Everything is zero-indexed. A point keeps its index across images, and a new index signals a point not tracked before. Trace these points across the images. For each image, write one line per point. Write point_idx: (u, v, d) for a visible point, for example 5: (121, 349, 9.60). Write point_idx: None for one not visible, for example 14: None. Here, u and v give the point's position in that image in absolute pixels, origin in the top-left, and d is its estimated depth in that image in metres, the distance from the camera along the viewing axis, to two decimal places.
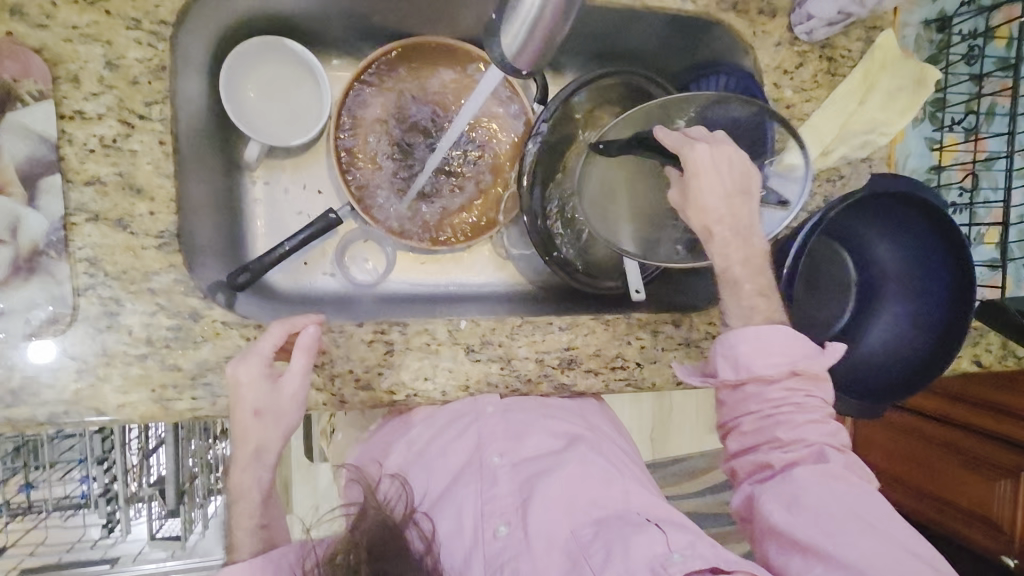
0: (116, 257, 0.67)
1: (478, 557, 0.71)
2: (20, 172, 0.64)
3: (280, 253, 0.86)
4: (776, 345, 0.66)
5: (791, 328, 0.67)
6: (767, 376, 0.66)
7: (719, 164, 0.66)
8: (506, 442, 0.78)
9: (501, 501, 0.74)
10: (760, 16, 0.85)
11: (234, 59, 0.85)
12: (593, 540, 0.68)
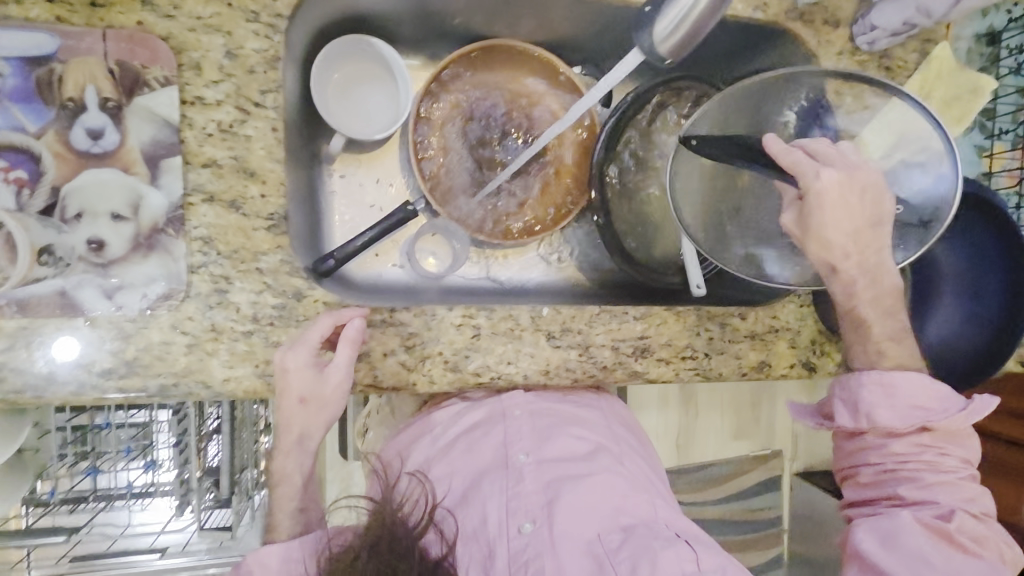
0: (228, 237, 0.70)
1: (501, 552, 0.70)
2: (144, 153, 0.67)
3: (362, 242, 0.88)
4: (902, 395, 0.70)
5: (920, 378, 0.70)
6: (891, 427, 0.69)
7: (848, 197, 0.69)
8: (533, 443, 0.79)
9: (526, 497, 0.73)
10: (826, 26, 0.90)
11: (330, 47, 0.88)
12: (620, 546, 0.67)
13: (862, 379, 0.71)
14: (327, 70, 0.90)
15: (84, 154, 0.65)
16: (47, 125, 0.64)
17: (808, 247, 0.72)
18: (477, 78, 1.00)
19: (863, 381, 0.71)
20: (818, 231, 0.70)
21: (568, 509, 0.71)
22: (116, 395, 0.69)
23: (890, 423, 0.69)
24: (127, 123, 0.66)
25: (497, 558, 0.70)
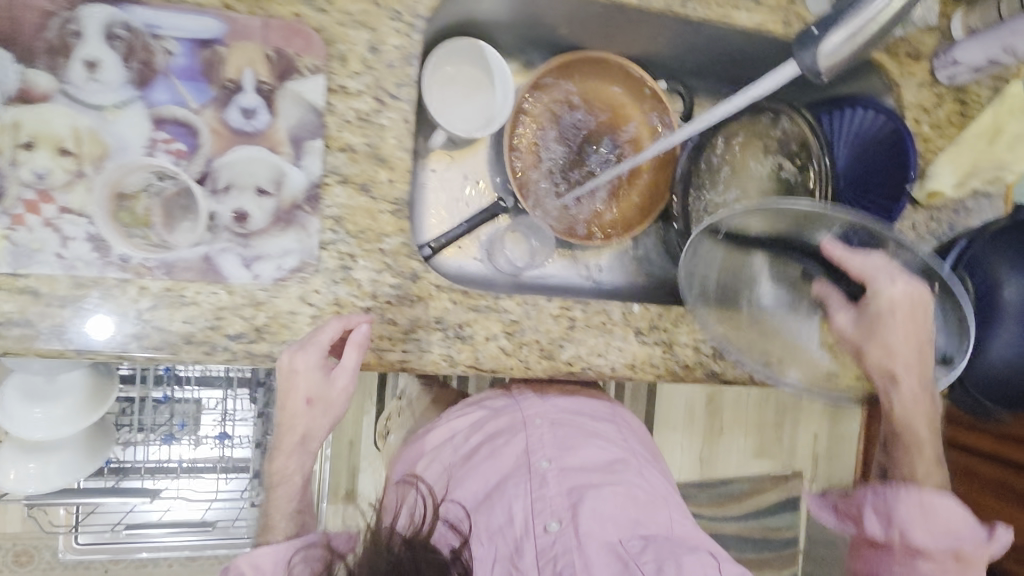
0: (357, 218, 0.75)
1: (527, 550, 0.72)
2: (290, 135, 0.72)
3: (458, 233, 0.93)
4: (937, 519, 0.75)
5: (953, 504, 0.76)
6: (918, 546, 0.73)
7: (913, 311, 0.74)
8: (555, 450, 0.81)
9: (549, 500, 0.75)
10: (908, 59, 0.95)
11: (445, 47, 0.94)
12: (643, 551, 0.70)
13: (903, 495, 0.77)
14: (440, 65, 0.95)
15: (238, 132, 0.71)
16: (207, 102, 0.69)
17: (868, 347, 0.77)
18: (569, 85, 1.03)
19: (902, 496, 0.77)
20: (882, 339, 0.76)
21: (591, 514, 0.73)
22: (243, 359, 0.73)
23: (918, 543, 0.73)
24: (278, 106, 0.71)
25: (524, 556, 0.72)
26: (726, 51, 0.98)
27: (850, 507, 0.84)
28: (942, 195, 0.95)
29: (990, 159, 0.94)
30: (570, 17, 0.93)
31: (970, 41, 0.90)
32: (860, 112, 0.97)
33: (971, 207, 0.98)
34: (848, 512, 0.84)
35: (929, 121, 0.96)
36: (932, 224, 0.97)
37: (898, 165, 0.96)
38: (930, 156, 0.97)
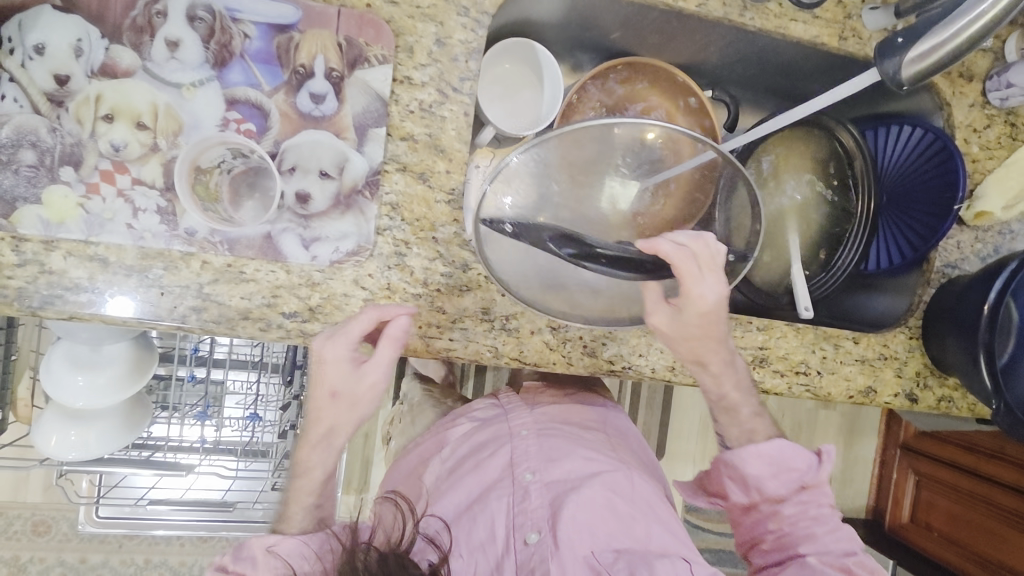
0: (414, 206, 0.77)
1: (509, 564, 0.70)
2: (355, 121, 0.74)
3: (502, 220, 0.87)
4: (777, 463, 0.74)
5: (786, 441, 0.75)
6: (777, 495, 0.74)
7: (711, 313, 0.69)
8: (539, 462, 0.78)
9: (530, 513, 0.73)
10: (961, 79, 0.95)
11: (497, 47, 0.97)
12: (617, 562, 0.68)
13: (740, 454, 0.75)
14: (498, 61, 0.98)
15: (306, 116, 0.72)
16: (279, 85, 0.71)
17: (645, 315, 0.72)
18: (616, 85, 1.04)
19: (741, 457, 0.75)
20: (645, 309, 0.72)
21: (571, 522, 0.70)
22: (295, 337, 0.74)
23: (777, 491, 0.74)
24: (345, 93, 0.73)
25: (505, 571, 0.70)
26: (777, 62, 0.99)
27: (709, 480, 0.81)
28: (990, 216, 0.94)
29: None
30: (625, 21, 0.94)
31: None
32: (907, 130, 1.00)
33: (1017, 231, 0.98)
34: (709, 484, 0.81)
35: (978, 142, 0.96)
36: (976, 245, 0.97)
37: (945, 184, 0.95)
38: (978, 177, 0.96)
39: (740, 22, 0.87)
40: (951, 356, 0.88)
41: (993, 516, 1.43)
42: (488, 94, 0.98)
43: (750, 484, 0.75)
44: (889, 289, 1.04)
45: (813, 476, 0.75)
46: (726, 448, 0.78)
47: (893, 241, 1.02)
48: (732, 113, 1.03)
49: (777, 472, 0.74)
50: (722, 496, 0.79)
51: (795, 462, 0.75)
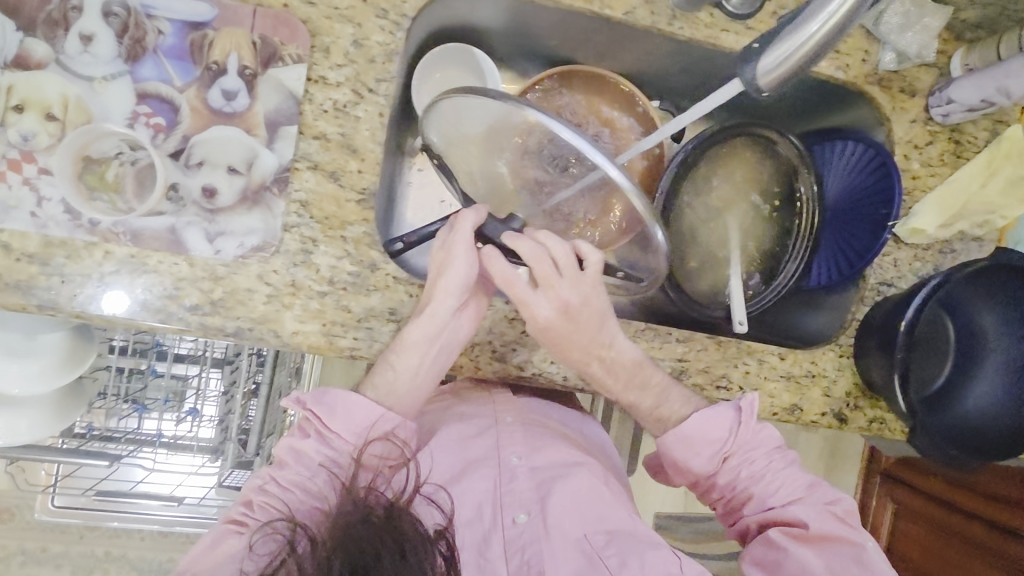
0: (323, 204, 0.77)
1: (495, 540, 0.72)
2: (267, 118, 0.74)
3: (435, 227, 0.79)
4: (697, 439, 0.77)
5: (703, 411, 0.78)
6: (702, 471, 0.78)
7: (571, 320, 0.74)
8: (524, 448, 0.79)
9: (519, 493, 0.74)
10: (902, 94, 0.92)
11: (435, 52, 0.96)
12: (608, 545, 0.71)
13: (665, 442, 0.78)
14: (428, 71, 0.97)
15: (217, 112, 0.73)
16: (190, 81, 0.72)
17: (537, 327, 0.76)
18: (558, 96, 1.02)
19: (666, 442, 0.78)
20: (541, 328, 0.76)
21: (560, 508, 0.72)
22: (196, 329, 0.75)
23: (702, 468, 0.78)
24: (257, 90, 0.74)
25: (493, 545, 0.72)
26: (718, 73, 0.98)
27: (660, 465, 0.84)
28: (926, 234, 0.92)
29: (979, 201, 0.92)
30: (561, 27, 0.93)
31: (966, 79, 0.87)
32: (850, 145, 0.98)
33: (959, 251, 0.95)
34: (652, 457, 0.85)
35: (920, 158, 0.94)
36: (914, 264, 0.95)
37: (883, 200, 0.95)
38: (919, 194, 0.94)
39: (669, 32, 0.87)
40: (876, 374, 0.87)
41: (954, 542, 1.33)
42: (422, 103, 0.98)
43: (681, 465, 0.79)
44: (826, 307, 1.03)
45: (733, 442, 0.77)
46: (654, 437, 0.81)
47: (833, 258, 1.02)
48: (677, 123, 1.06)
49: (697, 444, 0.77)
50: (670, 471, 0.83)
51: (713, 430, 0.77)
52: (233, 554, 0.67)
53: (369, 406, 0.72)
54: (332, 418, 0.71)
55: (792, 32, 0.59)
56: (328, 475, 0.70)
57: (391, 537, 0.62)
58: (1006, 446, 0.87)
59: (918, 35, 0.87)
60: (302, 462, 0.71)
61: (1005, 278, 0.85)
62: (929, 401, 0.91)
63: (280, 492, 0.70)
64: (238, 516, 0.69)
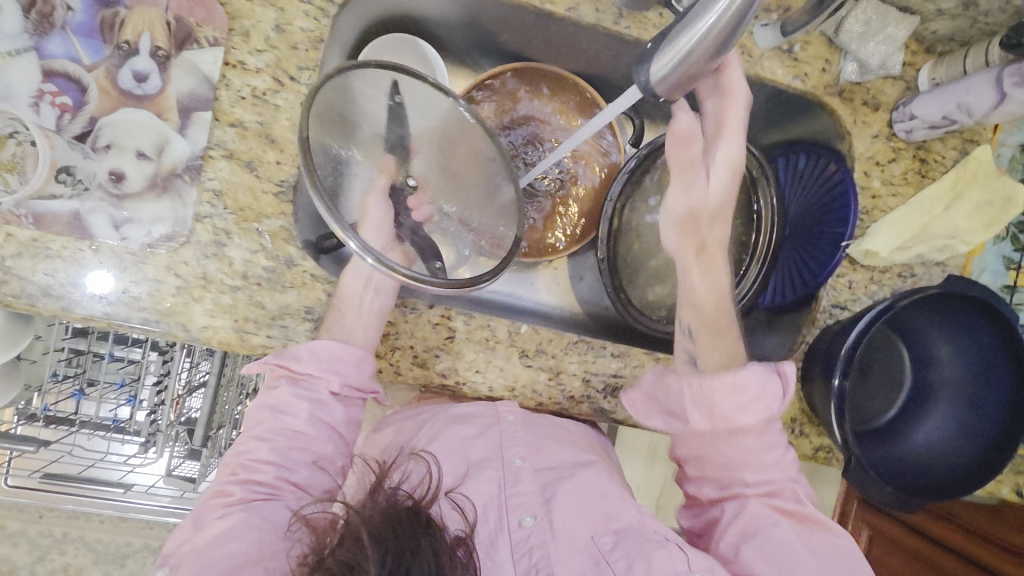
0: (238, 195, 0.74)
1: (501, 543, 0.67)
2: (179, 103, 0.72)
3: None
4: (748, 392, 0.65)
5: (758, 368, 0.66)
6: (744, 426, 0.65)
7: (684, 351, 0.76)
8: (528, 449, 0.74)
9: (522, 495, 0.69)
10: (864, 107, 0.89)
11: (376, 44, 0.90)
12: (615, 548, 0.65)
13: (712, 383, 0.66)
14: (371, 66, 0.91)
15: (127, 94, 0.71)
16: (100, 61, 0.70)
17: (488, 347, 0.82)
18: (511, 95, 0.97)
19: (714, 385, 0.66)
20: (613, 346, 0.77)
21: (565, 508, 0.68)
22: (101, 319, 0.72)
23: (745, 423, 0.65)
24: (171, 73, 0.71)
25: (497, 550, 0.66)
26: None
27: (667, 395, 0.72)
28: (880, 257, 0.88)
29: (942, 224, 0.87)
30: (508, 23, 0.90)
31: (929, 94, 0.83)
32: (811, 158, 0.94)
33: (919, 275, 0.91)
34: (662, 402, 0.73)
35: (881, 176, 0.90)
36: (870, 287, 0.91)
37: (839, 218, 0.90)
38: (878, 214, 0.90)
39: (615, 31, 0.85)
40: (817, 400, 0.84)
41: None
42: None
43: (704, 397, 0.67)
44: (783, 328, 0.97)
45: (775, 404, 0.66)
46: (681, 386, 0.69)
47: (789, 276, 0.96)
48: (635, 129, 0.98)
49: (744, 392, 0.65)
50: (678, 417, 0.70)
51: (764, 391, 0.66)
52: (232, 532, 0.60)
53: (344, 352, 0.72)
54: (301, 364, 0.71)
55: (688, 24, 0.58)
56: (313, 417, 0.70)
57: (410, 538, 0.58)
58: (956, 485, 0.81)
59: (881, 46, 0.84)
60: (284, 417, 0.70)
61: (951, 312, 0.81)
62: (875, 432, 0.88)
63: (276, 471, 0.67)
64: (224, 486, 0.65)
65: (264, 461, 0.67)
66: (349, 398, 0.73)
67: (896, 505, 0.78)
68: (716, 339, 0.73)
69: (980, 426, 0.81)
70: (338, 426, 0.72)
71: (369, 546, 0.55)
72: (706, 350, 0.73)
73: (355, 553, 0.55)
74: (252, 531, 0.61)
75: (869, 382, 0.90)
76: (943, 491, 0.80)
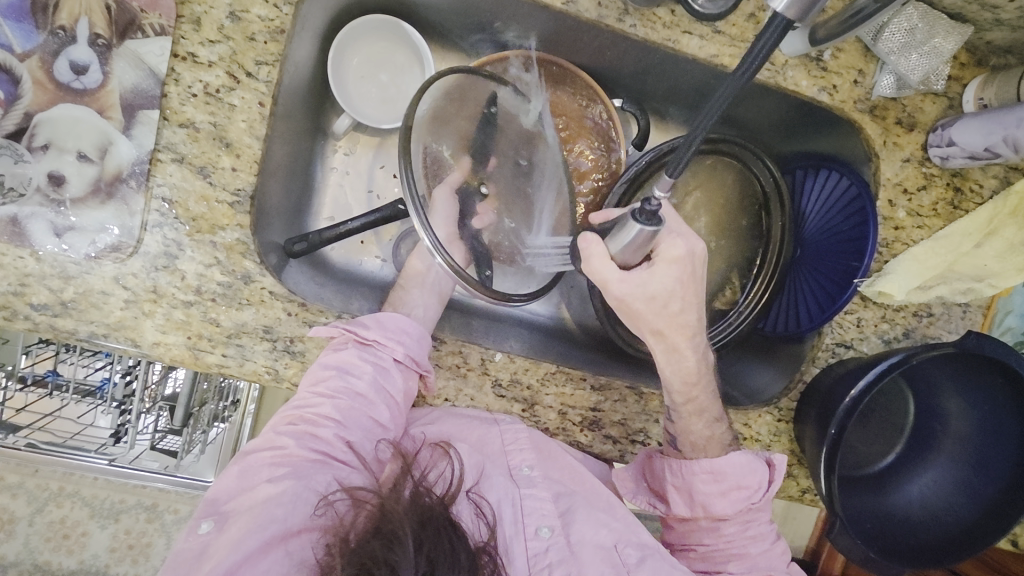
0: (190, 204, 0.68)
1: (517, 553, 0.65)
2: (122, 99, 0.65)
3: (347, 230, 0.78)
4: (731, 479, 0.69)
5: (746, 458, 0.70)
6: (723, 514, 0.70)
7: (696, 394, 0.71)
8: (535, 454, 0.72)
9: (540, 502, 0.69)
10: (897, 127, 0.79)
11: (350, 30, 0.82)
12: (641, 566, 0.66)
13: (697, 467, 0.69)
14: (344, 55, 0.83)
15: (64, 87, 0.64)
16: (33, 49, 0.63)
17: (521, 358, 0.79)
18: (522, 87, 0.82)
19: (696, 469, 0.70)
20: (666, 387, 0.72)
21: (584, 522, 0.69)
22: (44, 331, 0.67)
23: (724, 510, 0.69)
24: (112, 65, 0.64)
25: (514, 558, 0.65)
26: (690, 81, 0.84)
27: (654, 481, 0.74)
28: (894, 298, 0.80)
29: (968, 263, 0.79)
30: (501, 10, 0.80)
31: (972, 120, 0.73)
32: (832, 177, 0.84)
33: (937, 316, 0.83)
34: (652, 483, 0.75)
35: (908, 205, 0.81)
36: (881, 326, 0.83)
37: (855, 250, 0.81)
38: (898, 247, 0.81)
39: (619, 29, 0.76)
40: (808, 444, 0.78)
41: None
42: (354, 105, 0.85)
43: (696, 500, 0.70)
44: (780, 362, 0.90)
45: (760, 495, 0.70)
46: (666, 465, 0.72)
47: (795, 305, 0.88)
48: (641, 129, 0.86)
49: (729, 492, 0.69)
50: (664, 501, 0.73)
51: (746, 480, 0.69)
52: (279, 497, 0.58)
53: (411, 325, 0.72)
54: (366, 330, 0.70)
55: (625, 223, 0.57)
56: (375, 382, 0.69)
57: (445, 538, 0.53)
58: (946, 547, 0.75)
59: (924, 58, 0.73)
60: (350, 378, 0.68)
61: (963, 367, 0.73)
62: (868, 480, 0.81)
63: (335, 428, 0.65)
64: (276, 445, 0.62)
65: (324, 416, 0.65)
66: (407, 367, 0.71)
67: (873, 565, 0.72)
68: (692, 420, 0.72)
69: (980, 486, 0.75)
70: (396, 397, 0.70)
71: (408, 547, 0.51)
72: (682, 430, 0.73)
73: (390, 550, 0.51)
74: (300, 500, 0.58)
75: (866, 427, 0.84)
76: (932, 554, 0.75)
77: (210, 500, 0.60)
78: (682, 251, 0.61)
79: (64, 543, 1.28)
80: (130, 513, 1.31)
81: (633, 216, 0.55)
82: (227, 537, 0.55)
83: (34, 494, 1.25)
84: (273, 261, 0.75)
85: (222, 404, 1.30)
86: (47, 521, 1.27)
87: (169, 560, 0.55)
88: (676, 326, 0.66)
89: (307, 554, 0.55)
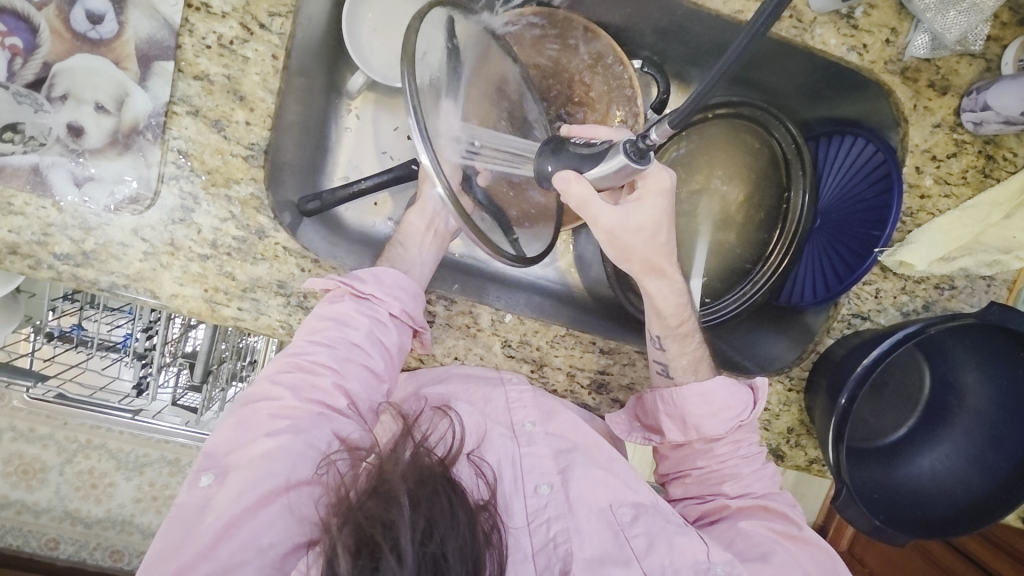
0: (205, 156, 0.68)
1: (516, 508, 0.67)
2: (137, 49, 0.65)
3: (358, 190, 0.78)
4: (717, 402, 0.70)
5: (728, 380, 0.70)
6: (715, 434, 0.70)
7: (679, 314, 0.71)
8: (539, 412, 0.73)
9: (539, 460, 0.70)
10: (929, 90, 0.76)
11: None
12: (634, 523, 0.66)
13: (683, 391, 0.70)
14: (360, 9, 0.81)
15: (80, 37, 0.64)
16: None
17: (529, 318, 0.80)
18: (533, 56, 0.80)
19: (683, 392, 0.70)
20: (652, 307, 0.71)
21: (582, 479, 0.69)
22: (66, 280, 0.69)
23: (714, 431, 0.70)
24: (127, 15, 0.64)
25: (513, 513, 0.66)
26: (713, 39, 0.81)
27: (646, 413, 0.75)
28: (915, 268, 0.78)
29: (996, 235, 0.77)
30: None
31: (1010, 82, 0.70)
32: (858, 144, 0.81)
33: (960, 289, 0.81)
34: (645, 419, 0.75)
35: (935, 172, 0.78)
36: (900, 297, 0.81)
37: (877, 219, 0.79)
38: (923, 217, 0.79)
39: None
40: (818, 416, 0.77)
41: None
42: (365, 59, 0.83)
43: (687, 424, 0.71)
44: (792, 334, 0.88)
45: (750, 417, 0.71)
46: (656, 392, 0.73)
47: (812, 275, 0.86)
48: (661, 89, 0.82)
49: (715, 413, 0.70)
50: (658, 432, 0.74)
51: (732, 401, 0.70)
52: (277, 452, 0.59)
53: (408, 282, 0.70)
54: (364, 284, 0.68)
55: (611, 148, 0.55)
56: (371, 334, 0.68)
57: (442, 497, 0.54)
58: (955, 520, 0.74)
59: (962, 16, 0.69)
60: (346, 329, 0.67)
61: (984, 341, 0.71)
62: (878, 452, 0.81)
63: (332, 377, 0.65)
64: (281, 407, 0.62)
65: (320, 364, 0.65)
66: (403, 323, 0.70)
67: (878, 535, 0.72)
68: (685, 343, 0.73)
69: (993, 461, 0.74)
70: (391, 348, 0.69)
71: (404, 506, 0.52)
72: (674, 357, 0.73)
73: (389, 510, 0.52)
74: (297, 456, 0.59)
75: (879, 398, 0.83)
76: (939, 526, 0.74)
77: (208, 452, 0.61)
78: (668, 184, 0.60)
79: (92, 492, 1.34)
80: (154, 467, 1.35)
81: (624, 150, 0.54)
82: (228, 489, 0.56)
83: (62, 446, 1.31)
84: (288, 219, 0.75)
85: (240, 363, 1.31)
86: (75, 471, 1.33)
87: (173, 513, 0.56)
88: (662, 255, 0.66)
89: (305, 509, 0.57)
